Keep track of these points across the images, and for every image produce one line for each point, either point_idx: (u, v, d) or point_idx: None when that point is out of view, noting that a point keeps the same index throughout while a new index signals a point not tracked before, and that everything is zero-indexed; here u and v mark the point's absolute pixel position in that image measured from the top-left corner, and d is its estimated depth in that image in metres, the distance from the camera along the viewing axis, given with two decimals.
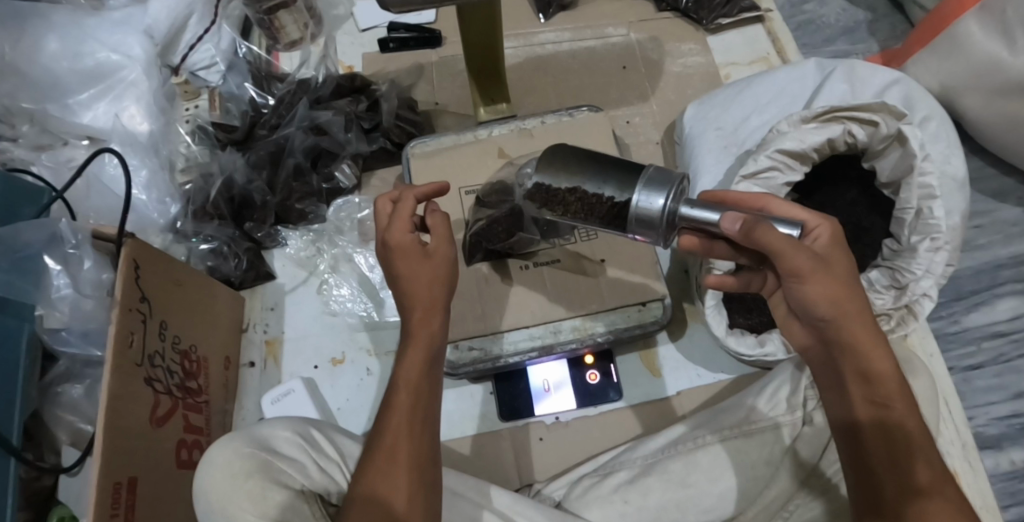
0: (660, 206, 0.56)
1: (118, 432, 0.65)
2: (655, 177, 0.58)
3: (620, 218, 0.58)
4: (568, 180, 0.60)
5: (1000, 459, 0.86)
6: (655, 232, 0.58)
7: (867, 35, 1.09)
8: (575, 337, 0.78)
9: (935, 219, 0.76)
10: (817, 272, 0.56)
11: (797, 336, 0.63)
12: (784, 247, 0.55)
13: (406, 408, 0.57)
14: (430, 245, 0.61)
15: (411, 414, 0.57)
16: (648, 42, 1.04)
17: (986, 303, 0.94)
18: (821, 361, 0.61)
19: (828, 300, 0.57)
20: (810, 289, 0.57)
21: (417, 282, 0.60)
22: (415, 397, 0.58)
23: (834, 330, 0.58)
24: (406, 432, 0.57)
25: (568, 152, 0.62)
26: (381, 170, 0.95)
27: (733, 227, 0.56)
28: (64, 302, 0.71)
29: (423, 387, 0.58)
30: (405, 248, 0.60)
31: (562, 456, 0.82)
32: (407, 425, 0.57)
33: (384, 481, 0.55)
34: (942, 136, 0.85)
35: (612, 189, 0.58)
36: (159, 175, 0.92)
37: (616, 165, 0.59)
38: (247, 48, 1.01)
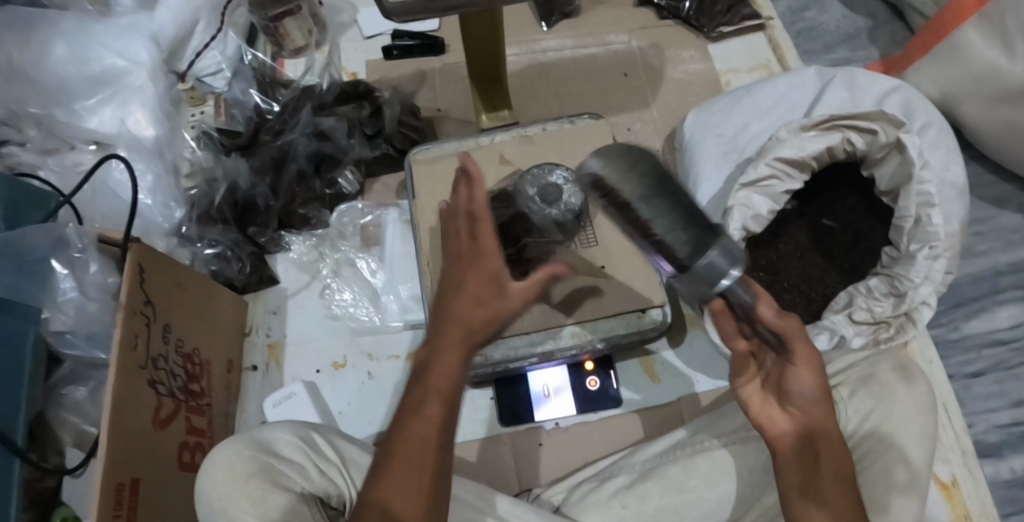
0: (726, 284, 0.52)
1: (123, 433, 0.65)
2: (733, 253, 0.52)
3: (666, 249, 0.52)
4: (627, 185, 0.52)
5: (1000, 467, 0.86)
6: (695, 281, 0.53)
7: (867, 43, 1.09)
8: (574, 343, 0.79)
9: (934, 227, 0.77)
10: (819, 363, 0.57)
11: (778, 427, 0.59)
12: (797, 333, 0.56)
13: (434, 418, 0.54)
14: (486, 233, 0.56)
15: (432, 430, 0.54)
16: (649, 49, 1.04)
17: (986, 310, 0.94)
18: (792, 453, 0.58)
19: (822, 394, 0.58)
20: (803, 379, 0.58)
21: (466, 283, 0.54)
22: (446, 407, 0.55)
23: (822, 424, 0.58)
24: (422, 448, 0.54)
25: (647, 159, 0.53)
26: (384, 176, 0.96)
27: (768, 312, 0.56)
28: (70, 305, 0.72)
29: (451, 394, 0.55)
30: (484, 274, 0.54)
31: (562, 461, 0.82)
32: (433, 436, 0.54)
33: (401, 490, 0.53)
34: (941, 143, 0.85)
35: (674, 223, 0.52)
36: (163, 180, 0.92)
37: (687, 204, 0.52)
38: (252, 55, 1.03)
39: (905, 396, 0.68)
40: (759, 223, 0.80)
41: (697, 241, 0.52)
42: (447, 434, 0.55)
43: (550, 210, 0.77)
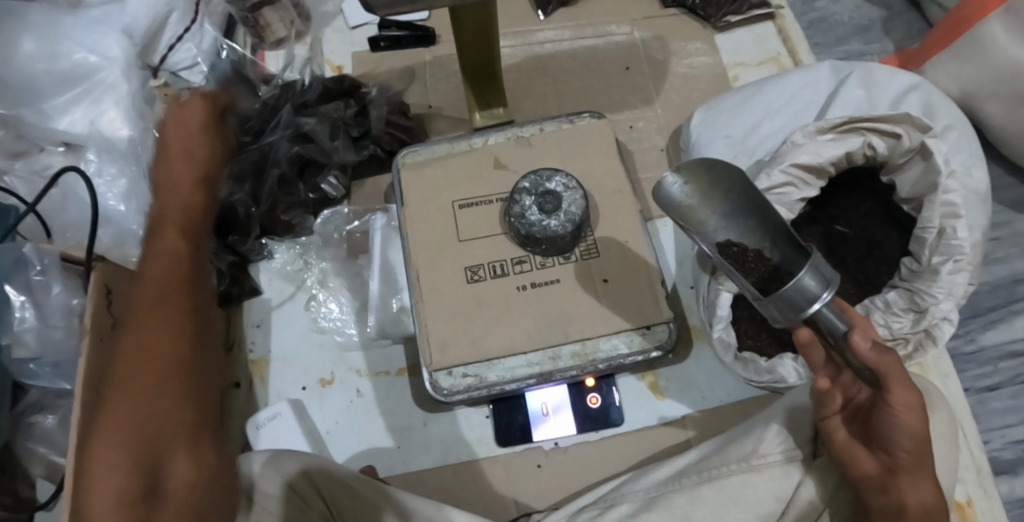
0: (822, 304, 0.50)
1: (90, 470, 0.61)
2: (821, 268, 0.51)
3: (751, 266, 0.55)
4: (706, 208, 0.57)
5: (1015, 485, 0.84)
6: (786, 313, 0.51)
7: (882, 34, 1.04)
8: (574, 364, 0.73)
9: (958, 240, 0.72)
10: (913, 399, 0.57)
11: (863, 462, 0.60)
12: (890, 365, 0.56)
13: (179, 251, 0.59)
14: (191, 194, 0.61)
15: (163, 374, 0.53)
16: (653, 41, 0.98)
17: (1003, 320, 0.90)
18: (874, 480, 0.60)
19: (912, 432, 0.58)
20: (895, 416, 0.58)
21: (181, 117, 0.62)
22: (185, 218, 0.60)
23: (914, 461, 0.58)
24: (141, 403, 0.51)
25: (730, 179, 0.56)
26: (370, 177, 0.92)
27: (863, 343, 0.54)
28: (29, 334, 0.67)
29: (150, 328, 0.55)
30: (183, 119, 0.62)
31: (561, 484, 0.78)
32: (179, 253, 0.59)
33: (173, 441, 0.51)
34: (963, 146, 0.80)
35: (758, 242, 0.56)
36: (138, 185, 0.87)
37: (777, 222, 0.56)
38: (229, 48, 0.96)
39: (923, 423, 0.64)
40: None
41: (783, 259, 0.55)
42: (189, 379, 0.54)
43: (550, 221, 0.73)
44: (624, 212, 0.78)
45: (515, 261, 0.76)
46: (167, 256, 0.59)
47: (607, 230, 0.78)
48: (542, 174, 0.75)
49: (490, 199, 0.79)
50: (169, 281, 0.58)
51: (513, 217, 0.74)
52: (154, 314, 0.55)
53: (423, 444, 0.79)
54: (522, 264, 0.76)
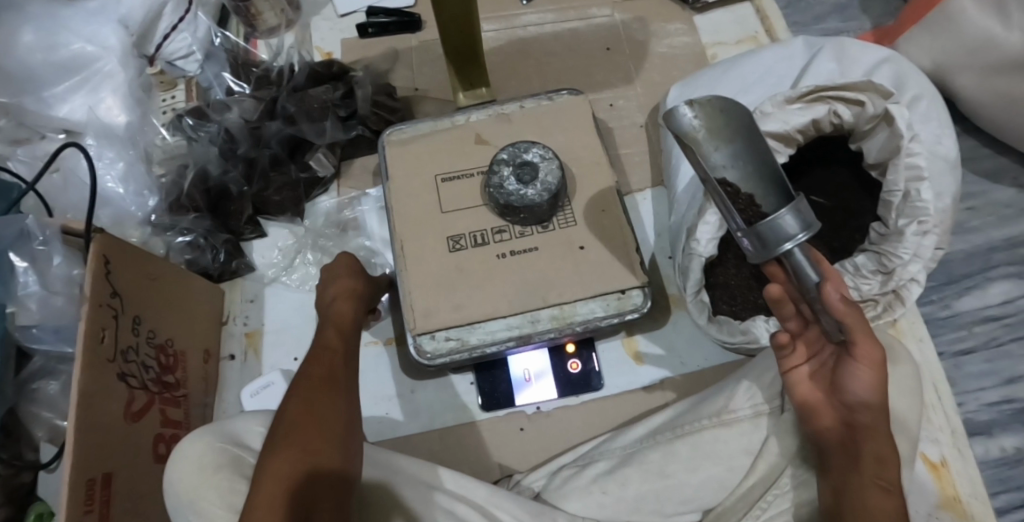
0: (794, 241, 0.48)
1: (89, 429, 0.64)
2: (800, 210, 0.49)
3: (741, 207, 0.51)
4: (711, 144, 0.52)
5: (990, 446, 0.85)
6: (757, 246, 0.49)
7: (860, 12, 1.06)
8: (553, 326, 0.76)
9: (922, 202, 0.74)
10: (876, 359, 0.56)
11: (823, 419, 0.61)
12: (854, 320, 0.54)
13: (337, 346, 0.64)
14: (345, 309, 0.68)
15: (327, 434, 0.57)
16: (634, 22, 1.01)
17: (978, 286, 0.92)
18: (831, 434, 0.61)
19: (874, 395, 0.57)
20: (860, 375, 0.57)
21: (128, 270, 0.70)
22: (344, 340, 0.65)
23: (871, 415, 0.57)
24: (302, 456, 0.56)
25: (737, 118, 0.52)
26: (360, 159, 0.95)
27: (832, 294, 0.52)
28: (33, 299, 0.73)
29: (321, 397, 0.59)
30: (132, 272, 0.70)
31: (542, 446, 0.81)
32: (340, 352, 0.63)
33: (320, 495, 0.55)
34: (933, 115, 0.81)
35: (753, 189, 0.52)
36: (135, 168, 0.91)
37: (771, 169, 0.52)
38: (222, 37, 1.00)
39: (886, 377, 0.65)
40: None
41: (773, 210, 0.51)
42: (341, 445, 0.57)
43: (527, 191, 0.76)
44: (600, 183, 0.81)
45: (495, 230, 0.79)
46: (333, 349, 0.63)
47: (583, 200, 0.80)
48: (520, 145, 0.78)
49: (471, 172, 0.82)
50: (333, 366, 0.62)
51: (492, 187, 0.77)
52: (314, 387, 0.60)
53: (411, 410, 0.83)
54: (502, 233, 0.79)
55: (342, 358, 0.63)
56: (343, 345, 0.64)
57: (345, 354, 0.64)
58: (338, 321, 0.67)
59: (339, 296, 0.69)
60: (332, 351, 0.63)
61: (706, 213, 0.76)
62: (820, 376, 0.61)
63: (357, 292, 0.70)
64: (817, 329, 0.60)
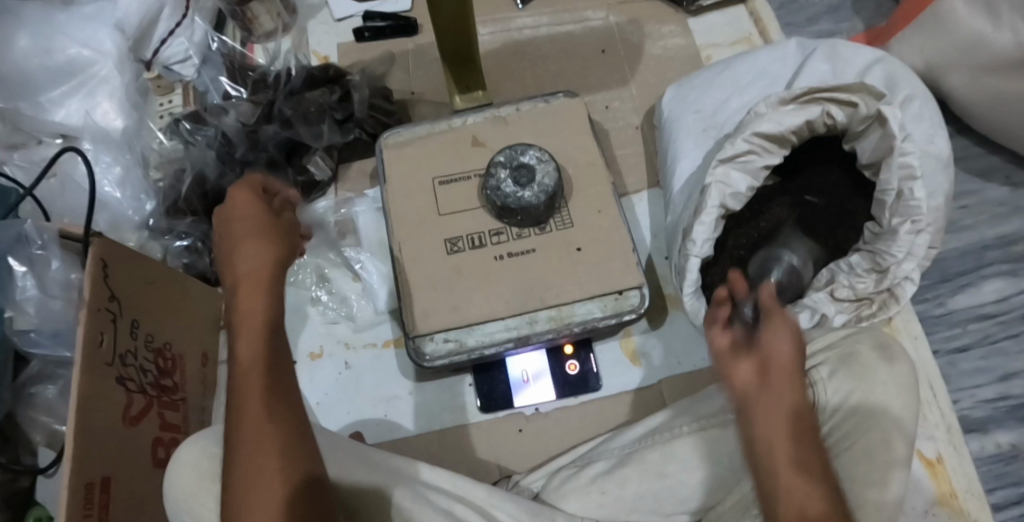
0: None
1: (87, 433, 0.64)
2: None
3: None
4: None
5: (986, 442, 0.86)
6: None
7: (852, 14, 1.07)
8: (551, 327, 0.77)
9: (915, 201, 0.74)
10: (789, 321, 0.54)
11: (740, 370, 0.53)
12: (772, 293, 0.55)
13: (255, 342, 0.53)
14: (256, 298, 0.54)
15: (280, 454, 0.50)
16: (628, 24, 1.02)
17: (972, 284, 0.93)
18: (752, 388, 0.52)
19: (788, 346, 0.53)
20: (774, 329, 0.53)
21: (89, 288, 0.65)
22: (262, 332, 0.53)
23: (782, 367, 0.52)
24: (264, 485, 0.49)
25: None
26: (356, 162, 0.96)
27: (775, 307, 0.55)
28: (30, 303, 0.73)
29: (273, 428, 0.50)
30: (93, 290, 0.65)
31: (540, 447, 0.81)
32: (258, 355, 0.52)
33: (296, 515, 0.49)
34: (925, 114, 0.82)
35: None
36: (132, 172, 0.91)
37: None
38: (219, 41, 1.00)
39: (886, 376, 0.65)
40: (736, 200, 0.78)
41: None
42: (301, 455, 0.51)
43: (524, 193, 0.76)
44: (596, 185, 0.82)
45: (492, 232, 0.80)
46: (253, 354, 0.52)
47: (580, 202, 0.81)
48: (516, 147, 0.79)
49: (469, 175, 0.82)
50: (259, 376, 0.52)
51: (489, 190, 0.78)
52: (251, 403, 0.51)
53: (410, 412, 0.83)
54: (499, 235, 0.80)
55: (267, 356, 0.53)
56: (265, 365, 0.52)
57: (271, 371, 0.52)
58: (253, 318, 0.53)
59: (256, 266, 0.54)
60: (254, 377, 0.52)
61: (701, 214, 0.76)
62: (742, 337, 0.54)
63: (273, 247, 0.56)
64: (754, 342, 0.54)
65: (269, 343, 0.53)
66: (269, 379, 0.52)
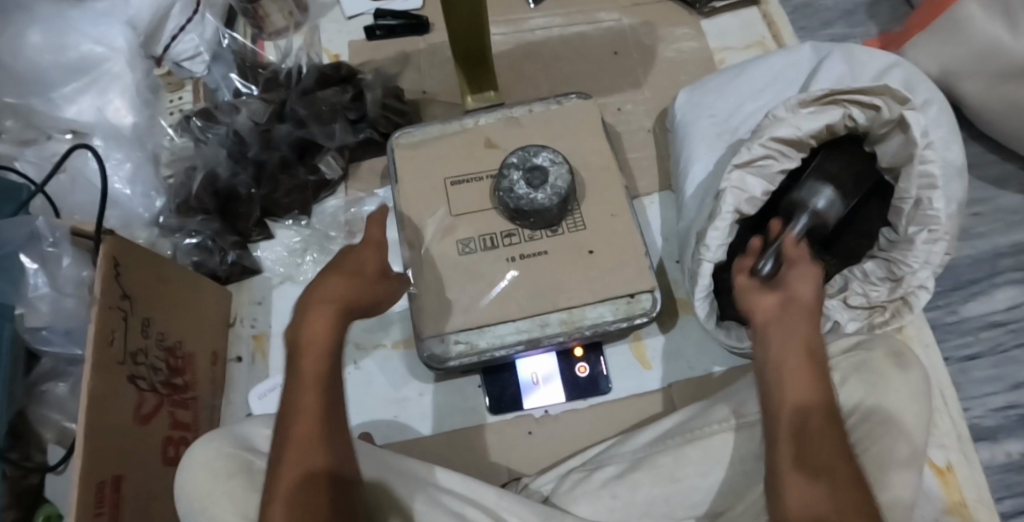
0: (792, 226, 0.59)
1: (100, 431, 0.64)
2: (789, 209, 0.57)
3: None
4: None
5: (996, 451, 0.86)
6: None
7: (866, 18, 1.07)
8: (562, 330, 0.76)
9: (934, 210, 0.73)
10: (814, 271, 0.63)
11: (763, 299, 0.63)
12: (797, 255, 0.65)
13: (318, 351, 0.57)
14: (321, 324, 0.58)
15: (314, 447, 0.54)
16: (641, 26, 1.02)
17: (984, 292, 0.93)
18: (772, 310, 0.62)
19: (810, 289, 0.62)
20: (802, 272, 0.63)
21: (98, 289, 0.65)
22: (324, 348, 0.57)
23: (790, 301, 0.62)
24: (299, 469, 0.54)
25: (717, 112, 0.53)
26: (368, 160, 0.95)
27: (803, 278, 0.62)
28: (44, 301, 0.73)
29: (306, 448, 0.54)
30: (106, 289, 0.65)
31: (551, 451, 0.81)
32: (317, 357, 0.57)
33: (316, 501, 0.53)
34: (942, 121, 0.82)
35: None
36: (143, 168, 0.91)
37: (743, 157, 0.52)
38: (230, 38, 1.00)
39: (899, 384, 0.64)
40: (751, 205, 0.78)
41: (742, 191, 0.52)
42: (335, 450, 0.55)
43: (537, 195, 0.76)
44: (611, 188, 0.81)
45: (505, 234, 0.80)
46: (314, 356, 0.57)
47: (592, 205, 0.80)
48: (529, 148, 0.78)
49: (481, 176, 0.82)
50: (317, 377, 0.56)
51: (502, 191, 0.77)
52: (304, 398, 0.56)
53: (419, 413, 0.82)
54: (512, 237, 0.79)
55: (323, 359, 0.57)
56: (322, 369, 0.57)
57: (326, 375, 0.57)
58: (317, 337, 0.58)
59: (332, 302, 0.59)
60: (308, 370, 0.57)
61: (716, 219, 0.76)
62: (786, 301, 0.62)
63: (355, 294, 0.61)
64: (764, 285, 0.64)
65: (323, 375, 0.57)
66: (316, 411, 0.55)
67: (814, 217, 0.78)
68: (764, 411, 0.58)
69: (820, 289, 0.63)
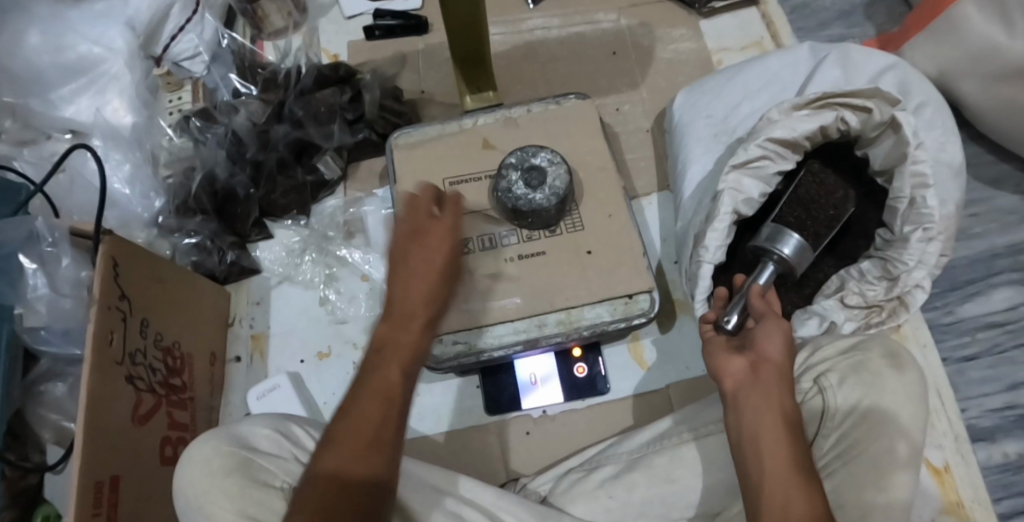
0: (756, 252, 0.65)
1: (98, 431, 0.64)
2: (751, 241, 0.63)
3: None
4: None
5: (993, 452, 0.86)
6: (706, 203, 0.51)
7: (864, 19, 1.07)
8: (559, 331, 0.77)
9: (928, 209, 0.74)
10: (780, 323, 0.61)
11: (733, 363, 0.60)
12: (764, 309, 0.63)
13: (407, 345, 0.57)
14: (416, 328, 0.57)
15: (368, 443, 0.56)
16: (639, 27, 1.02)
17: (981, 292, 0.93)
18: (741, 376, 0.60)
19: (778, 347, 0.59)
20: (769, 329, 0.60)
21: (96, 289, 0.65)
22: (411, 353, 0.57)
23: (759, 363, 0.59)
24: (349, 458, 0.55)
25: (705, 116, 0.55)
26: (366, 161, 0.95)
27: (771, 335, 0.60)
28: (41, 302, 0.73)
29: (364, 440, 0.56)
30: (105, 289, 0.65)
31: (549, 451, 0.81)
32: (409, 348, 0.57)
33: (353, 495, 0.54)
34: (937, 122, 0.82)
35: None
36: (142, 169, 0.91)
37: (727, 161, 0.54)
38: (229, 38, 1.00)
39: (895, 385, 0.64)
40: (749, 205, 0.78)
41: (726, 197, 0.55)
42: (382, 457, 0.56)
43: (535, 196, 0.76)
44: (609, 189, 0.81)
45: (503, 235, 0.80)
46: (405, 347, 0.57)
47: (590, 206, 0.81)
48: (528, 149, 0.79)
49: (480, 176, 0.82)
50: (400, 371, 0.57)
51: (500, 192, 0.77)
52: (382, 384, 0.57)
53: (417, 413, 0.83)
54: (509, 238, 0.79)
55: (409, 353, 0.57)
56: (408, 367, 0.57)
57: (405, 373, 0.57)
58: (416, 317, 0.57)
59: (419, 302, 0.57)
60: (395, 357, 0.57)
61: (714, 221, 0.76)
62: (754, 361, 0.60)
63: (434, 298, 0.58)
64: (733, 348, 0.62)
65: (405, 371, 0.57)
66: (388, 405, 0.57)
67: (781, 264, 0.72)
68: (743, 485, 0.57)
69: (790, 343, 0.61)
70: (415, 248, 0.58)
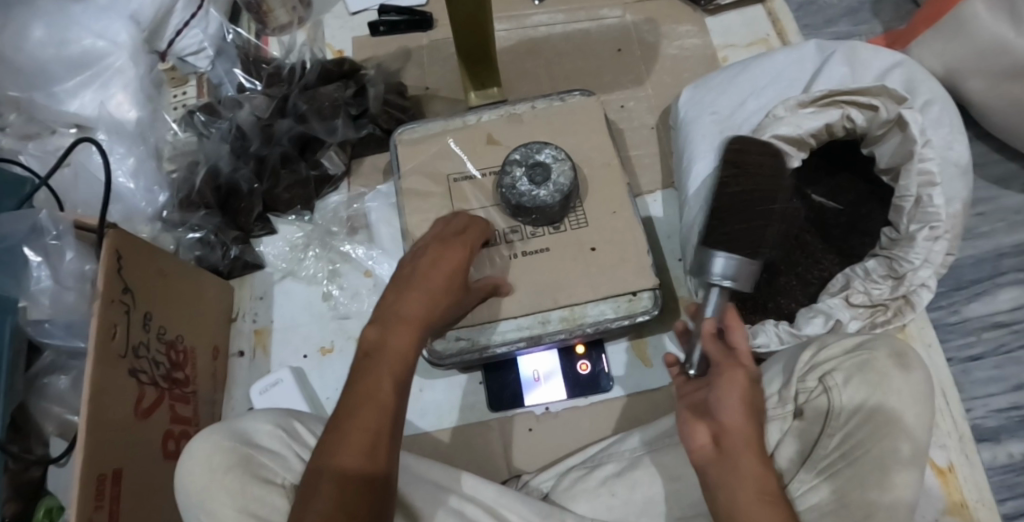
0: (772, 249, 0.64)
1: (100, 424, 0.64)
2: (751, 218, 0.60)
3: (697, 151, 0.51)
4: None
5: (998, 452, 0.86)
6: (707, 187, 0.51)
7: (871, 16, 1.06)
8: (563, 327, 0.77)
9: (934, 207, 0.73)
10: (741, 379, 0.56)
11: (698, 434, 0.57)
12: (721, 358, 0.58)
13: (399, 351, 0.59)
14: (408, 337, 0.60)
15: (368, 439, 0.55)
16: (645, 23, 1.01)
17: (987, 292, 0.92)
18: (707, 450, 0.56)
19: (740, 410, 0.55)
20: (729, 389, 0.56)
21: (100, 282, 0.65)
22: (404, 362, 0.59)
23: (721, 432, 0.55)
24: (349, 459, 0.54)
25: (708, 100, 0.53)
26: (370, 157, 0.95)
27: (733, 396, 0.56)
28: (45, 295, 0.73)
29: (364, 439, 0.55)
30: (108, 282, 0.65)
31: (551, 448, 0.81)
32: (402, 353, 0.59)
33: (358, 497, 0.53)
34: (945, 121, 0.82)
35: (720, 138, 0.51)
36: (146, 163, 0.91)
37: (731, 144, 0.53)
38: (234, 33, 1.00)
39: (901, 385, 0.63)
40: None
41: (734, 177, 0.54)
42: (380, 453, 0.55)
43: (539, 191, 0.76)
44: (613, 186, 0.81)
45: (508, 230, 0.79)
46: (396, 354, 0.59)
47: (594, 203, 0.80)
48: (534, 145, 0.78)
49: (483, 172, 0.82)
50: (398, 373, 0.58)
51: (504, 188, 0.77)
52: (377, 387, 0.57)
53: (419, 409, 0.83)
54: (514, 234, 0.79)
55: (401, 359, 0.59)
56: (404, 370, 0.59)
57: (402, 375, 0.59)
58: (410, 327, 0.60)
59: (414, 312, 0.61)
60: (397, 361, 0.59)
61: None
62: (717, 430, 0.56)
63: (429, 313, 0.62)
64: (695, 411, 0.58)
65: (399, 375, 0.58)
66: (386, 404, 0.57)
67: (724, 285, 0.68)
68: None
69: (752, 390, 0.57)
70: (425, 268, 0.64)
